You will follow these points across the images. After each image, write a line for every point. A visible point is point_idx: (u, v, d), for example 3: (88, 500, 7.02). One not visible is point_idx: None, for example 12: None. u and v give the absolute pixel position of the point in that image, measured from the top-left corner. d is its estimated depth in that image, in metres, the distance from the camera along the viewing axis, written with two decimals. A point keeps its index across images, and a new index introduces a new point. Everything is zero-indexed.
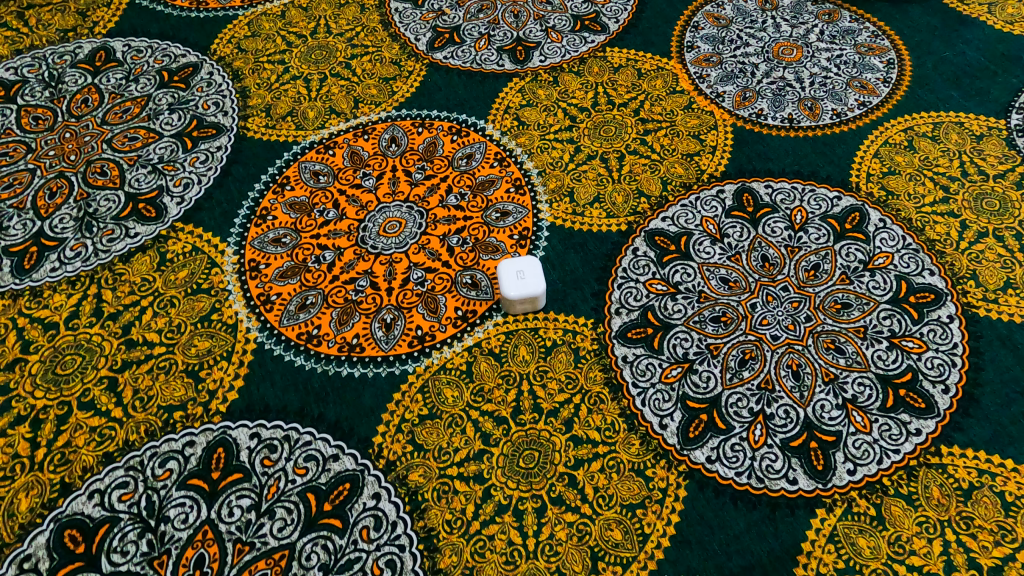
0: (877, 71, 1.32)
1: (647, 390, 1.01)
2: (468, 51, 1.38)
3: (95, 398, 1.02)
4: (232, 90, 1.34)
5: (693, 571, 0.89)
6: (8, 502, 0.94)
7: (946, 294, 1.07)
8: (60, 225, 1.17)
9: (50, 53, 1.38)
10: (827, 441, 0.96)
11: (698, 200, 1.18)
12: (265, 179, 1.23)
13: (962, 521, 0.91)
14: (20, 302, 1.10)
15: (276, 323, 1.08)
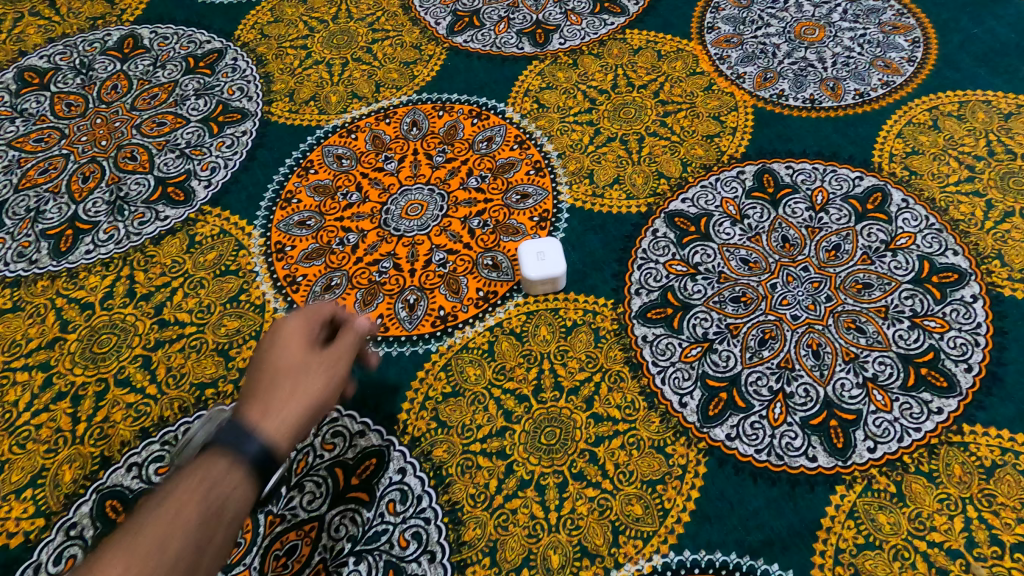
0: (902, 50, 1.30)
1: (667, 368, 1.02)
2: (487, 35, 1.39)
3: (131, 376, 1.05)
4: (256, 76, 1.36)
5: (713, 544, 0.91)
6: (51, 473, 0.98)
7: (970, 274, 1.07)
8: (93, 209, 1.21)
9: (81, 40, 1.41)
10: (847, 419, 0.97)
11: (717, 180, 1.19)
12: (290, 163, 1.25)
13: (984, 498, 0.91)
14: (58, 283, 1.14)
15: (302, 303, 1.11)
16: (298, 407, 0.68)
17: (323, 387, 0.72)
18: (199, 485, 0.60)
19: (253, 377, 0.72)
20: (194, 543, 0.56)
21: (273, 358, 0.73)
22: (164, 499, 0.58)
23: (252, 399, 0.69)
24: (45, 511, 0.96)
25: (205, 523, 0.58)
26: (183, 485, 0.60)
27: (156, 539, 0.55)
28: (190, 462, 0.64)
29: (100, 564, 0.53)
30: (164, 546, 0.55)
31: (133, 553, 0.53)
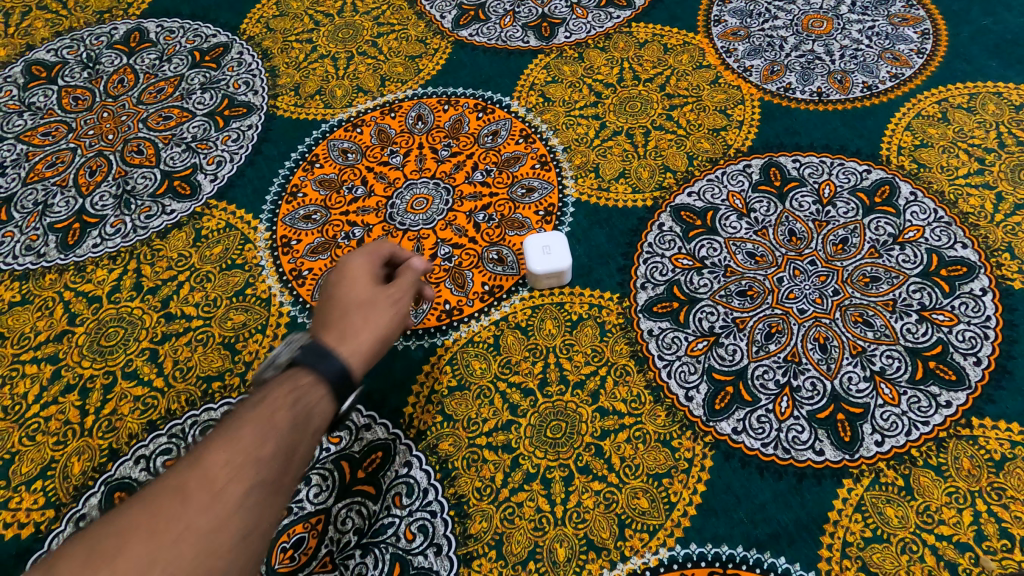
0: (911, 42, 1.29)
1: (673, 362, 1.02)
2: (493, 28, 1.38)
3: (138, 369, 1.06)
4: (261, 70, 1.36)
5: (719, 537, 0.91)
6: (60, 465, 0.99)
7: (979, 267, 1.06)
8: (100, 203, 1.21)
9: (87, 34, 1.41)
10: (854, 413, 0.97)
11: (724, 174, 1.18)
12: (295, 157, 1.25)
13: (994, 491, 0.91)
14: (66, 276, 1.15)
15: (308, 297, 1.11)
16: (370, 334, 0.79)
17: (391, 320, 0.82)
18: (288, 396, 0.69)
19: (331, 304, 0.83)
20: (287, 439, 0.66)
21: (345, 294, 0.83)
22: (261, 403, 0.68)
23: (330, 327, 0.79)
24: (54, 503, 0.96)
25: (294, 428, 0.67)
26: (275, 395, 0.69)
27: (257, 433, 0.65)
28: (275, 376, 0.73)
29: (209, 451, 0.63)
30: (264, 441, 0.65)
31: (238, 443, 0.63)
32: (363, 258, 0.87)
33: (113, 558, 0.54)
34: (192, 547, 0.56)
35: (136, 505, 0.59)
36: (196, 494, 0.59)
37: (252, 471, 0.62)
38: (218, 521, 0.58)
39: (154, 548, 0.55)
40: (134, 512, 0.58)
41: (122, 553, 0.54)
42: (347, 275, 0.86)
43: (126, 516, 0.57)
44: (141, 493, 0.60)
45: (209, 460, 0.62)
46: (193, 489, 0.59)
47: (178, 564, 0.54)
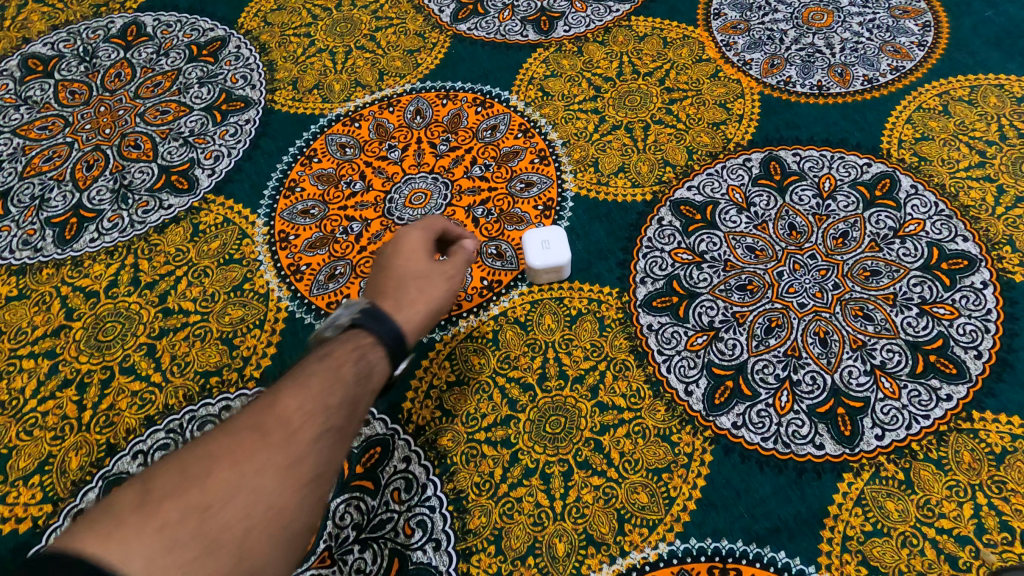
0: (912, 34, 1.29)
1: (673, 357, 1.02)
2: (492, 22, 1.38)
3: (136, 364, 1.05)
4: (259, 64, 1.35)
5: (719, 532, 0.90)
6: (58, 460, 0.98)
7: (980, 260, 1.06)
8: (97, 197, 1.20)
9: (84, 28, 1.41)
10: (855, 407, 0.96)
11: (724, 168, 1.18)
12: (293, 152, 1.24)
13: (994, 485, 0.91)
14: (63, 271, 1.14)
15: (306, 292, 1.10)
16: (423, 308, 0.89)
17: (441, 292, 0.92)
18: (353, 353, 0.79)
19: (388, 272, 0.93)
20: (351, 391, 0.75)
21: (403, 266, 0.93)
22: (329, 356, 0.78)
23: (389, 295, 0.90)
24: (52, 498, 0.96)
25: (358, 382, 0.76)
26: (341, 350, 0.79)
27: (325, 383, 0.74)
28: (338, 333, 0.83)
29: (283, 396, 0.72)
30: (333, 389, 0.74)
31: (310, 390, 0.73)
32: (418, 231, 0.97)
33: (205, 480, 0.62)
34: (273, 476, 0.65)
35: (220, 436, 0.67)
36: (274, 432, 0.68)
37: (323, 416, 0.71)
38: (294, 455, 0.67)
39: (241, 473, 0.64)
40: (220, 442, 0.66)
41: (215, 474, 0.63)
42: (403, 246, 0.95)
43: (213, 445, 0.66)
44: (223, 427, 0.69)
45: (285, 403, 0.71)
46: (272, 425, 0.69)
47: (263, 488, 0.64)
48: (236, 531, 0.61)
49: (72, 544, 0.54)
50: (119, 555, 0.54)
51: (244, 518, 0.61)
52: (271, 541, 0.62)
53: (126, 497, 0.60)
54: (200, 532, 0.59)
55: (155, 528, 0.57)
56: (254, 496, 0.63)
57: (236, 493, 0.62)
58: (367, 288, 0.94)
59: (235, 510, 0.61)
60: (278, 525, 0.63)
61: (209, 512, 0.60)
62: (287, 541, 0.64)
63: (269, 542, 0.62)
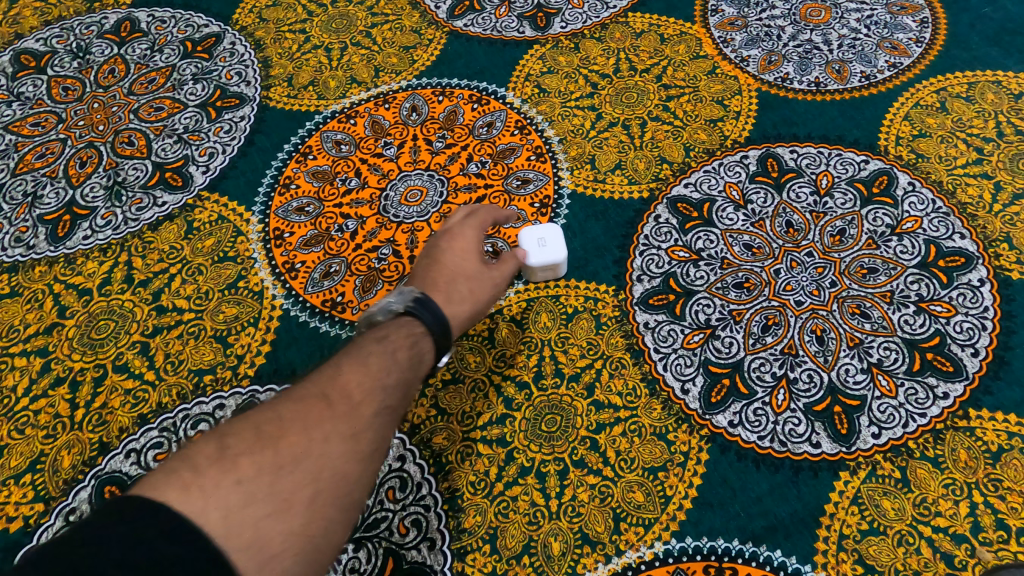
0: (910, 31, 1.28)
1: (669, 355, 1.01)
2: (488, 18, 1.37)
3: (129, 362, 1.05)
4: (254, 60, 1.34)
5: (715, 531, 0.90)
6: (50, 459, 0.98)
7: (977, 258, 1.05)
8: (90, 195, 1.20)
9: (77, 24, 1.40)
10: (851, 405, 0.96)
11: (721, 165, 1.17)
12: (288, 149, 1.24)
13: (990, 483, 0.90)
14: (55, 269, 1.13)
15: (301, 290, 1.10)
16: (470, 305, 0.89)
17: (486, 297, 0.92)
18: (408, 337, 0.77)
19: (439, 264, 0.92)
20: (409, 371, 0.74)
21: (454, 260, 0.93)
22: (384, 337, 0.76)
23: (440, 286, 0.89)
24: (44, 497, 0.95)
25: (413, 364, 0.75)
26: (397, 333, 0.77)
27: (385, 360, 0.73)
28: (390, 317, 0.80)
29: (346, 369, 0.71)
30: (390, 369, 0.72)
31: (371, 365, 0.71)
32: (472, 229, 0.96)
33: (277, 443, 0.61)
34: (339, 444, 0.63)
35: (288, 400, 0.67)
36: (339, 402, 0.67)
37: (383, 395, 0.70)
38: (358, 427, 0.66)
39: (309, 439, 0.62)
40: (287, 407, 0.65)
41: (284, 437, 0.62)
42: (457, 242, 0.95)
43: (281, 409, 0.65)
44: (288, 394, 0.68)
45: (348, 375, 0.70)
46: (337, 396, 0.67)
47: (329, 454, 0.62)
48: (305, 494, 0.59)
49: (151, 494, 0.55)
50: (197, 507, 0.55)
51: (312, 483, 0.60)
52: (337, 507, 0.61)
53: (201, 453, 0.60)
54: (272, 492, 0.58)
55: (230, 483, 0.57)
56: (322, 462, 0.61)
57: (306, 457, 0.61)
58: (414, 276, 0.93)
59: (305, 473, 0.60)
60: (343, 492, 0.62)
61: (280, 474, 0.59)
62: (351, 509, 0.62)
63: (334, 508, 0.61)
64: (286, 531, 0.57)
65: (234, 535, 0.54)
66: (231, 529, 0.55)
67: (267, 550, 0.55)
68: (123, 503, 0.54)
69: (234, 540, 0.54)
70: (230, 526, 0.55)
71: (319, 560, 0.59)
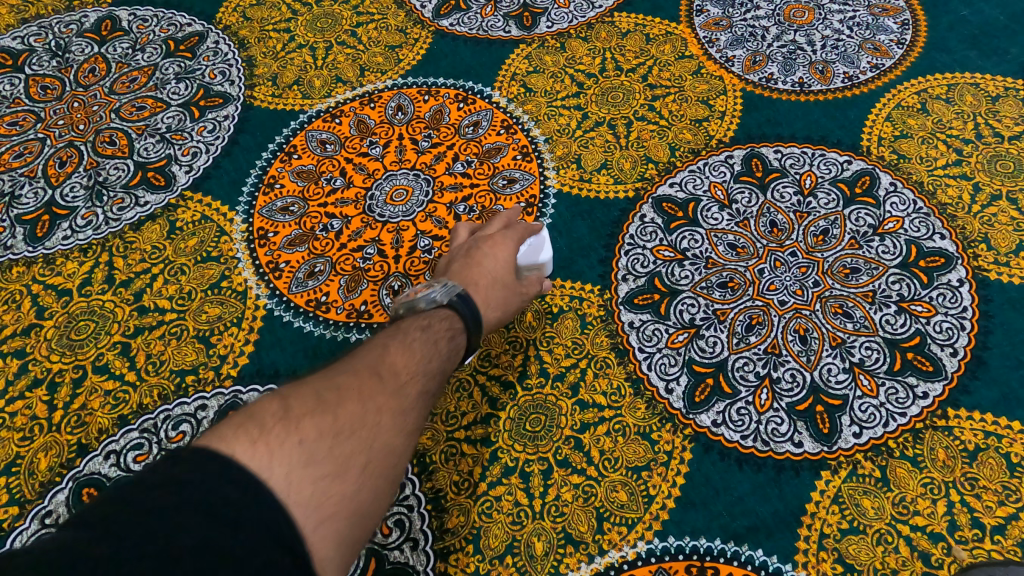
0: (892, 32, 1.29)
1: (653, 355, 1.02)
2: (474, 18, 1.36)
3: (109, 363, 1.04)
4: (238, 59, 1.33)
5: (697, 530, 0.90)
6: (27, 461, 0.97)
7: (957, 258, 1.06)
8: (71, 194, 1.18)
9: (56, 22, 1.38)
10: (833, 404, 0.97)
11: (705, 165, 1.17)
12: (272, 148, 1.23)
13: (968, 482, 0.91)
14: (34, 269, 1.12)
15: (285, 290, 1.09)
16: (498, 313, 0.94)
17: (509, 311, 0.97)
18: (447, 331, 0.79)
19: (478, 265, 0.95)
20: (446, 365, 0.76)
21: (491, 266, 0.96)
22: (428, 326, 0.78)
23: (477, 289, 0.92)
24: (20, 499, 0.94)
25: (449, 358, 0.77)
26: (438, 325, 0.79)
27: (429, 349, 0.74)
28: (435, 305, 0.82)
29: (395, 348, 0.72)
30: (432, 357, 0.74)
31: (417, 352, 0.73)
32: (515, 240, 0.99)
33: (337, 407, 0.61)
34: (391, 422, 0.64)
35: (341, 373, 0.67)
36: (389, 380, 0.67)
37: (426, 380, 0.71)
38: (406, 407, 0.67)
39: (366, 408, 0.63)
40: (343, 376, 0.66)
41: (343, 406, 0.62)
42: (499, 249, 0.97)
43: (337, 377, 0.65)
44: (339, 365, 0.68)
45: (396, 355, 0.71)
46: (389, 374, 0.68)
47: (382, 430, 0.63)
48: (361, 460, 0.59)
49: (220, 446, 0.54)
50: (266, 460, 0.54)
51: (367, 450, 0.60)
52: (384, 482, 0.61)
53: (265, 408, 0.59)
54: (332, 455, 0.57)
55: (294, 442, 0.56)
56: (376, 433, 0.62)
57: (363, 426, 0.61)
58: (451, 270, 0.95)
59: (362, 440, 0.60)
60: (389, 465, 0.62)
61: (340, 438, 0.59)
62: (392, 488, 0.62)
63: (383, 483, 0.60)
64: (342, 496, 0.56)
65: (297, 491, 0.54)
66: (293, 483, 0.54)
67: (325, 510, 0.55)
68: (193, 454, 0.53)
69: (295, 498, 0.53)
70: (295, 482, 0.54)
71: (361, 533, 0.58)
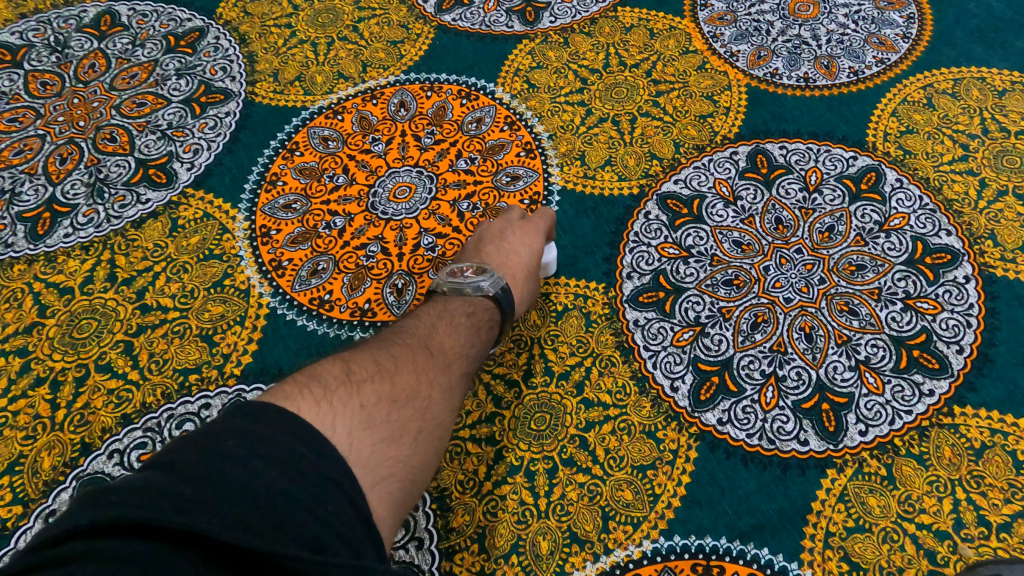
0: (897, 26, 1.28)
1: (658, 353, 1.01)
2: (477, 12, 1.35)
3: (112, 361, 1.03)
4: (239, 55, 1.32)
5: (702, 529, 0.90)
6: (31, 460, 0.96)
7: (963, 255, 1.06)
8: (72, 191, 1.18)
9: (54, 17, 1.37)
10: (839, 402, 0.96)
11: (710, 161, 1.17)
12: (275, 145, 1.22)
13: (974, 480, 0.91)
14: (35, 268, 1.12)
15: (288, 288, 1.09)
16: (525, 302, 0.98)
17: (530, 302, 1.01)
18: (487, 319, 0.86)
19: (516, 254, 0.98)
20: (484, 349, 0.84)
21: (527, 256, 0.99)
22: (470, 313, 0.85)
23: (514, 278, 0.96)
24: (24, 499, 0.94)
25: (486, 345, 0.85)
26: (479, 310, 0.86)
27: (470, 333, 0.82)
28: (479, 296, 0.87)
29: (441, 332, 0.79)
30: (473, 343, 0.82)
31: (459, 334, 0.81)
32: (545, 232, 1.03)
33: (392, 379, 0.68)
34: (436, 393, 0.71)
35: (392, 348, 0.73)
36: (436, 358, 0.75)
37: (466, 363, 0.79)
38: (449, 382, 0.74)
39: (417, 382, 0.70)
40: (395, 352, 0.73)
41: (395, 376, 0.68)
42: (532, 240, 1.01)
43: (391, 352, 0.72)
44: (389, 341, 0.75)
45: (442, 337, 0.79)
46: (433, 352, 0.76)
47: (429, 401, 0.70)
48: (411, 429, 0.66)
49: (289, 402, 0.59)
50: (329, 420, 0.59)
51: (418, 420, 0.67)
52: (428, 449, 0.67)
53: (329, 372, 0.65)
54: (389, 421, 0.64)
55: (356, 406, 0.62)
56: (426, 405, 0.69)
57: (414, 397, 0.68)
58: (489, 254, 0.97)
59: (414, 410, 0.67)
60: (435, 438, 0.69)
61: (396, 406, 0.66)
62: (435, 456, 0.69)
63: (427, 449, 0.67)
64: (394, 457, 0.62)
65: (357, 450, 0.59)
66: (355, 442, 0.59)
67: (379, 470, 0.60)
68: (262, 407, 0.57)
69: (356, 455, 0.59)
70: (354, 443, 0.59)
71: (408, 493, 0.64)
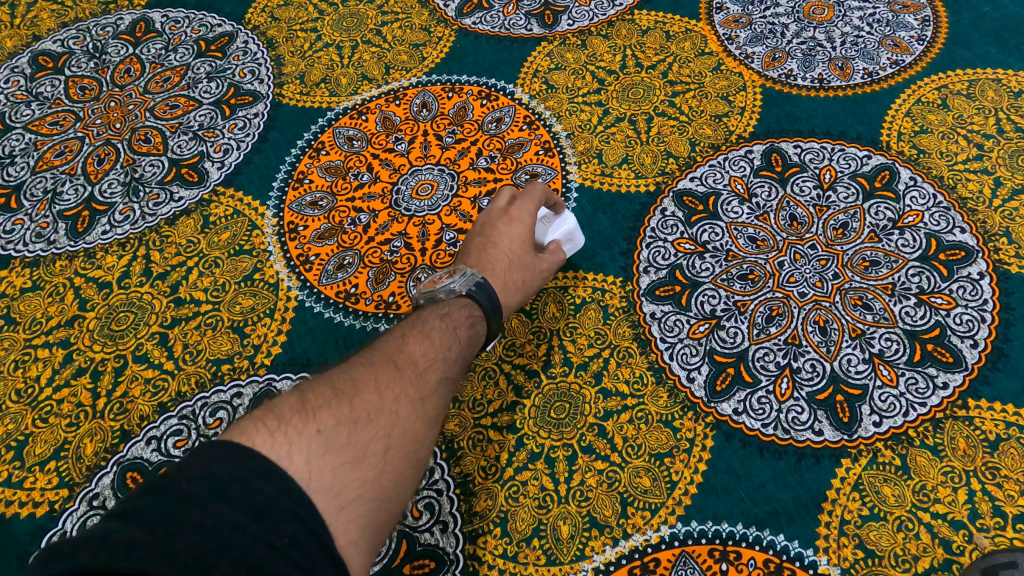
0: (911, 29, 1.30)
1: (675, 345, 1.04)
2: (496, 17, 1.39)
3: (149, 352, 1.08)
4: (267, 58, 1.37)
5: (719, 515, 0.92)
6: (75, 446, 1.01)
7: (977, 252, 1.07)
8: (109, 190, 1.23)
9: (94, 25, 1.43)
10: (853, 394, 0.98)
11: (726, 160, 1.19)
12: (301, 145, 1.26)
13: (988, 471, 0.93)
14: (76, 262, 1.16)
15: (315, 282, 1.13)
16: (519, 292, 0.99)
17: (529, 292, 1.02)
18: (466, 319, 0.88)
19: (494, 246, 1.01)
20: (463, 349, 0.85)
21: (508, 245, 1.01)
22: (445, 317, 0.86)
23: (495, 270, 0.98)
24: (68, 482, 0.98)
25: (469, 346, 0.86)
26: (456, 314, 0.88)
27: (445, 337, 0.83)
28: (453, 299, 0.90)
29: (410, 342, 0.81)
30: (449, 346, 0.83)
31: (433, 340, 0.82)
32: (531, 214, 1.04)
33: (353, 399, 0.69)
34: (404, 406, 0.72)
35: (355, 368, 0.75)
36: (405, 369, 0.76)
37: (441, 367, 0.79)
38: (421, 392, 0.75)
39: (382, 398, 0.71)
40: (359, 371, 0.74)
41: (356, 397, 0.70)
42: (515, 228, 1.02)
43: (355, 372, 0.74)
44: (357, 361, 0.77)
45: (412, 347, 0.80)
46: (401, 364, 0.77)
47: (397, 415, 0.71)
48: (379, 445, 0.67)
49: (244, 437, 0.61)
50: (284, 450, 0.61)
51: (386, 436, 0.68)
52: (403, 464, 0.68)
53: (287, 402, 0.67)
54: (350, 442, 0.65)
55: (313, 432, 0.64)
56: (393, 419, 0.70)
57: (379, 414, 0.69)
58: (470, 253, 1.01)
59: (380, 427, 0.68)
60: (411, 448, 0.70)
61: (358, 426, 0.67)
62: (415, 467, 0.70)
63: (402, 462, 0.68)
64: (361, 478, 0.64)
65: (317, 477, 0.61)
66: (314, 468, 0.61)
67: (346, 493, 0.62)
68: (218, 447, 0.59)
69: (318, 481, 0.61)
70: (314, 469, 0.61)
71: (387, 512, 0.65)
